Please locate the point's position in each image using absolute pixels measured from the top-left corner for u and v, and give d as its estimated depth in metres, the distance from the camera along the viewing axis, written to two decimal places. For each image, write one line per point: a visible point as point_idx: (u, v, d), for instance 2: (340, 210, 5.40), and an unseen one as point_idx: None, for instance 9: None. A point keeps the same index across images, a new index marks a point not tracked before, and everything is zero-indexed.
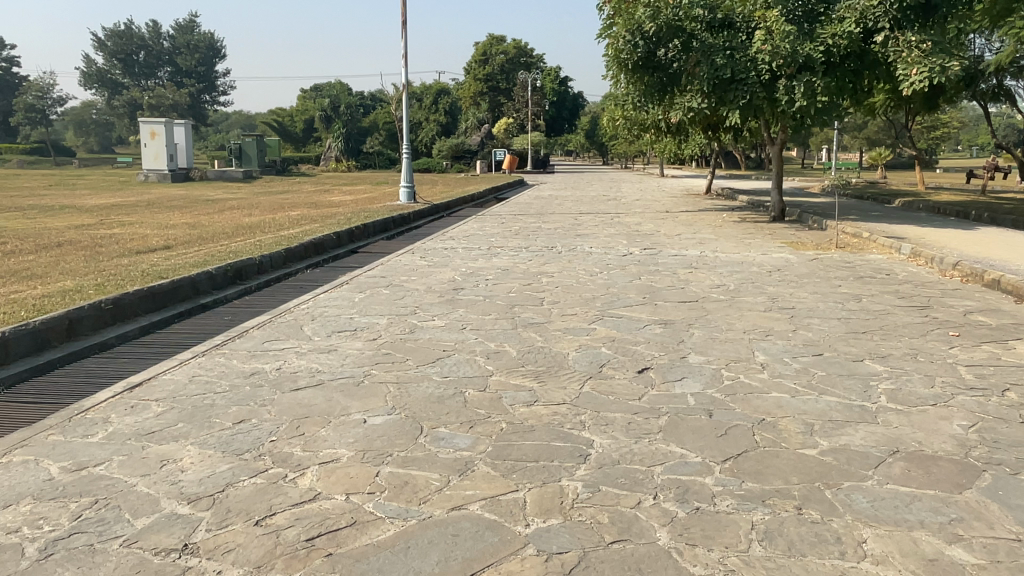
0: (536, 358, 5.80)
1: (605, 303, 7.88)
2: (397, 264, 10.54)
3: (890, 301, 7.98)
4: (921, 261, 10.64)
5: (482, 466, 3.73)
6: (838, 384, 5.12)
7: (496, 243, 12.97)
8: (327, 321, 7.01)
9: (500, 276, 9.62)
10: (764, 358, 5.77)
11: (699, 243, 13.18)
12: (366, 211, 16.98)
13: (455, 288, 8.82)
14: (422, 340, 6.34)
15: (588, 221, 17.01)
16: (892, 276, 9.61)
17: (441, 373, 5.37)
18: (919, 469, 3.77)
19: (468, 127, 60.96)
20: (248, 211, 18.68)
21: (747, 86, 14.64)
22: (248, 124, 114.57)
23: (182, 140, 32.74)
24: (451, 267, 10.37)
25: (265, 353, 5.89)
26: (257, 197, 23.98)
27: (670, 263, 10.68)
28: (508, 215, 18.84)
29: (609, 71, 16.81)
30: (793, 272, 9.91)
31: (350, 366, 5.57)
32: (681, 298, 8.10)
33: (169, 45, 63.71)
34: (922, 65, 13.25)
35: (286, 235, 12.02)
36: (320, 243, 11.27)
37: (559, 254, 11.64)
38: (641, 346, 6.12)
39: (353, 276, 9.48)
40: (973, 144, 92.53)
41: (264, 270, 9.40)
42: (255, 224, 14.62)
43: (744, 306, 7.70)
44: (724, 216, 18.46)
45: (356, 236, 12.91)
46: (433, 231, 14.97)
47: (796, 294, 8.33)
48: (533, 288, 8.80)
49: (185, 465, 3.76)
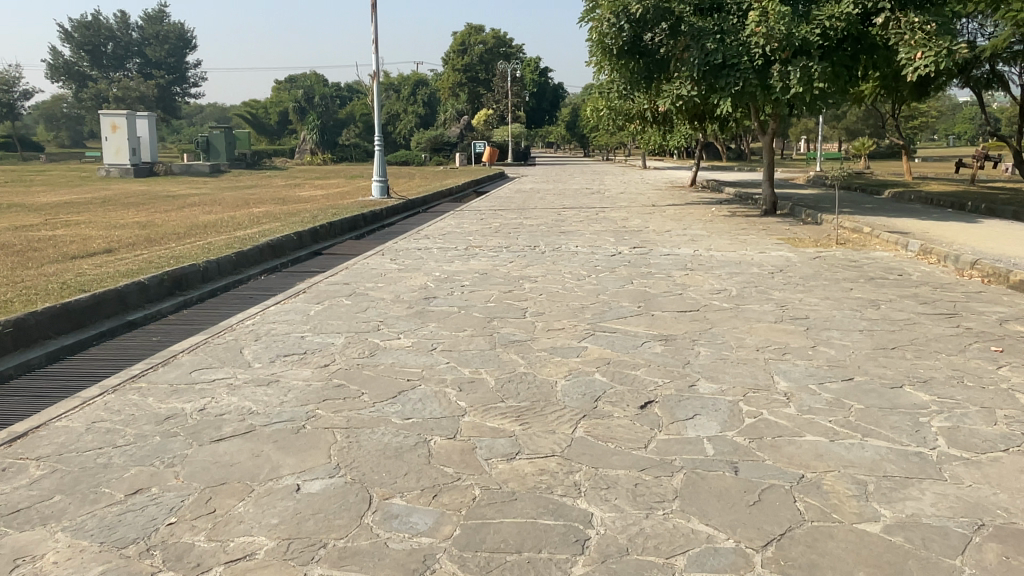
0: (517, 388, 4.87)
1: (595, 313, 6.95)
2: (363, 268, 9.55)
3: (913, 308, 7.12)
4: (933, 259, 9.83)
5: (445, 564, 2.79)
6: (884, 423, 4.22)
7: (474, 242, 12.03)
8: (275, 341, 6.02)
9: (477, 282, 8.65)
10: (788, 385, 4.87)
11: (690, 240, 12.30)
12: (335, 207, 15.94)
13: (426, 296, 7.84)
14: (383, 366, 5.35)
15: (572, 217, 16.08)
16: (907, 277, 8.76)
17: (401, 413, 4.39)
18: (1020, 555, 2.87)
19: (447, 119, 59.75)
20: (210, 208, 17.57)
21: (738, 72, 13.70)
22: (223, 117, 112.16)
23: (145, 133, 31.32)
24: (423, 271, 9.39)
25: (189, 389, 4.89)
26: (223, 192, 22.82)
27: (663, 264, 9.78)
28: (487, 210, 17.84)
29: (593, 57, 15.87)
30: (798, 273, 9.04)
31: (291, 404, 4.58)
32: (680, 307, 7.20)
33: (138, 36, 61.64)
34: (928, 49, 12.46)
35: (241, 235, 10.97)
36: (278, 244, 10.25)
37: (542, 254, 10.71)
38: (639, 370, 5.20)
39: (311, 283, 8.50)
40: (952, 132, 93.13)
41: (210, 277, 8.39)
42: (213, 223, 13.54)
43: (752, 315, 6.81)
44: (713, 210, 17.60)
45: (321, 235, 11.91)
46: (405, 229, 13.97)
47: (806, 301, 7.45)
48: (513, 296, 7.86)
49: (44, 569, 2.81)
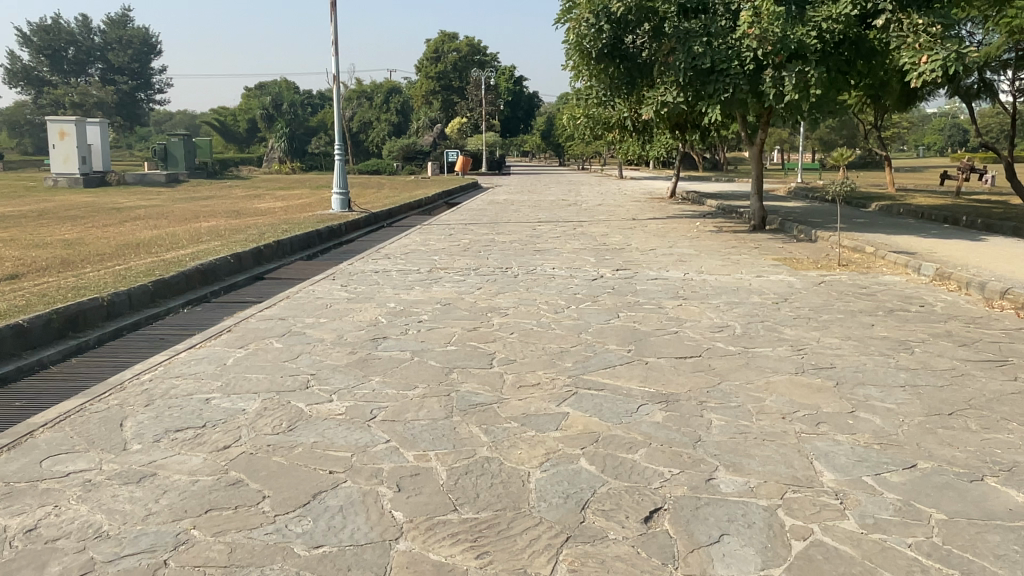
0: (476, 486, 3.60)
1: (576, 361, 5.73)
2: (307, 297, 8.24)
3: (951, 353, 6.00)
4: (952, 286, 8.80)
5: None
6: (986, 549, 3.03)
7: (439, 264, 10.78)
8: (171, 409, 4.71)
9: (439, 315, 7.39)
10: (837, 480, 3.66)
11: (679, 261, 11.16)
12: (289, 222, 14.60)
13: (375, 334, 6.57)
14: (301, 448, 4.07)
15: (547, 232, 14.89)
16: (929, 309, 7.66)
17: (312, 537, 3.11)
18: None
19: (419, 127, 58.38)
20: (156, 222, 16.17)
21: (727, 78, 12.62)
22: (191, 124, 109.44)
23: (96, 140, 29.65)
24: (377, 301, 8.13)
25: (30, 491, 3.58)
26: (174, 204, 21.25)
27: (652, 291, 8.60)
28: (457, 225, 16.61)
29: (570, 61, 14.71)
30: (806, 304, 7.94)
31: (160, 519, 3.29)
32: (677, 351, 5.99)
33: (101, 40, 59.08)
34: (935, 52, 11.51)
35: (171, 257, 9.58)
36: (210, 269, 8.89)
37: (515, 279, 9.51)
38: (638, 453, 3.98)
39: (241, 318, 7.18)
40: (921, 143, 94.03)
41: (117, 313, 7.04)
42: (148, 240, 12.11)
43: (765, 364, 5.62)
44: (698, 225, 16.55)
45: (265, 256, 10.57)
46: (363, 247, 12.67)
47: (824, 342, 6.30)
48: (478, 335, 6.61)
49: None
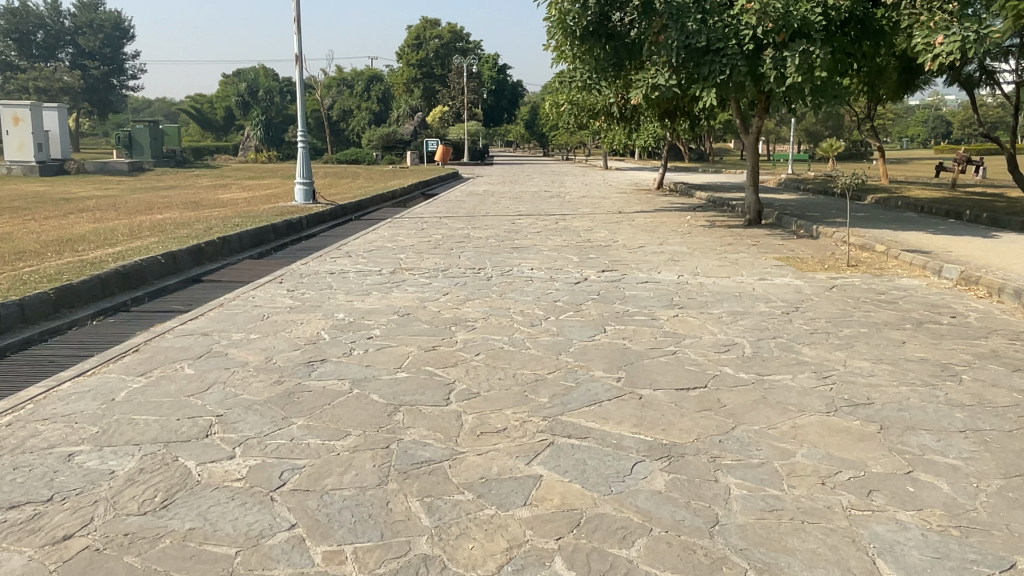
0: None
1: (553, 395, 4.60)
2: (243, 306, 7.07)
3: (1008, 381, 4.95)
4: (979, 292, 7.81)
5: None
6: None
7: (404, 264, 9.66)
8: (16, 471, 3.56)
9: (394, 328, 6.28)
10: None
11: (671, 260, 10.09)
12: (246, 214, 13.39)
13: (311, 356, 5.40)
14: (172, 539, 2.95)
15: (527, 227, 13.79)
16: (962, 321, 6.64)
17: None
18: None
19: (399, 116, 56.58)
20: (102, 214, 14.85)
21: (724, 58, 11.54)
22: (166, 112, 107.46)
23: (54, 127, 28.27)
24: (325, 309, 7.00)
25: None
26: (130, 195, 19.83)
27: (643, 298, 7.54)
28: (430, 218, 15.44)
29: (552, 41, 13.61)
30: (820, 314, 6.91)
31: None
32: (677, 380, 4.90)
33: (71, 24, 56.50)
34: (951, 32, 10.47)
35: (93, 256, 8.34)
36: (135, 271, 7.69)
37: (488, 282, 8.40)
38: (634, 546, 2.88)
39: (158, 333, 6.02)
40: (903, 136, 93.96)
41: (4, 328, 5.84)
42: (79, 236, 10.85)
43: (788, 399, 4.55)
44: (690, 219, 15.51)
45: (207, 254, 9.36)
46: (324, 243, 11.52)
47: (853, 367, 5.25)
48: (437, 356, 5.48)
49: None
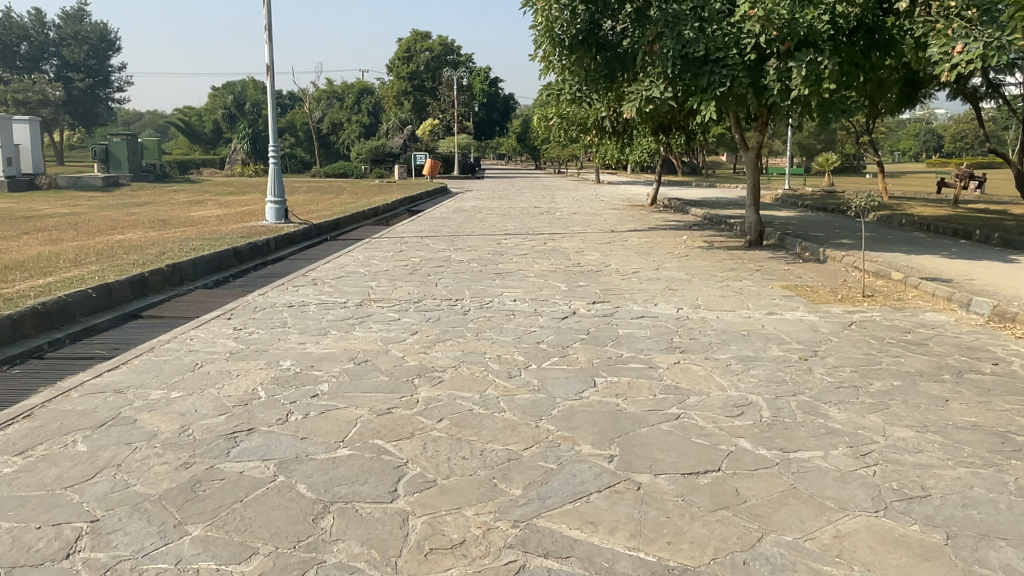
0: None
1: (529, 484, 3.66)
2: (176, 351, 6.08)
3: None
4: (1016, 331, 6.91)
5: None
6: None
7: (374, 294, 8.71)
8: None
9: (345, 381, 5.33)
10: None
11: (667, 289, 9.20)
12: (211, 235, 12.44)
13: (238, 424, 4.44)
14: None
15: (513, 249, 12.86)
16: (1007, 370, 5.73)
17: None
18: None
19: (389, 129, 55.77)
20: (57, 235, 13.81)
21: (724, 69, 10.71)
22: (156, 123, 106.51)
23: (26, 140, 27.22)
24: (271, 355, 6.04)
25: None
26: (98, 212, 18.78)
27: (639, 338, 6.62)
28: (411, 238, 14.51)
29: (538, 50, 12.75)
30: (843, 360, 5.99)
31: None
32: (683, 459, 3.96)
33: (55, 36, 55.33)
34: (971, 39, 9.61)
35: (15, 289, 7.35)
36: (58, 308, 6.71)
37: (463, 317, 7.47)
38: None
39: (61, 390, 5.04)
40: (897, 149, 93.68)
41: None
42: (17, 261, 9.85)
43: (823, 489, 3.61)
44: (686, 239, 14.63)
45: (152, 285, 8.39)
46: (289, 268, 10.56)
47: (895, 437, 4.33)
48: (391, 422, 4.53)
49: None
